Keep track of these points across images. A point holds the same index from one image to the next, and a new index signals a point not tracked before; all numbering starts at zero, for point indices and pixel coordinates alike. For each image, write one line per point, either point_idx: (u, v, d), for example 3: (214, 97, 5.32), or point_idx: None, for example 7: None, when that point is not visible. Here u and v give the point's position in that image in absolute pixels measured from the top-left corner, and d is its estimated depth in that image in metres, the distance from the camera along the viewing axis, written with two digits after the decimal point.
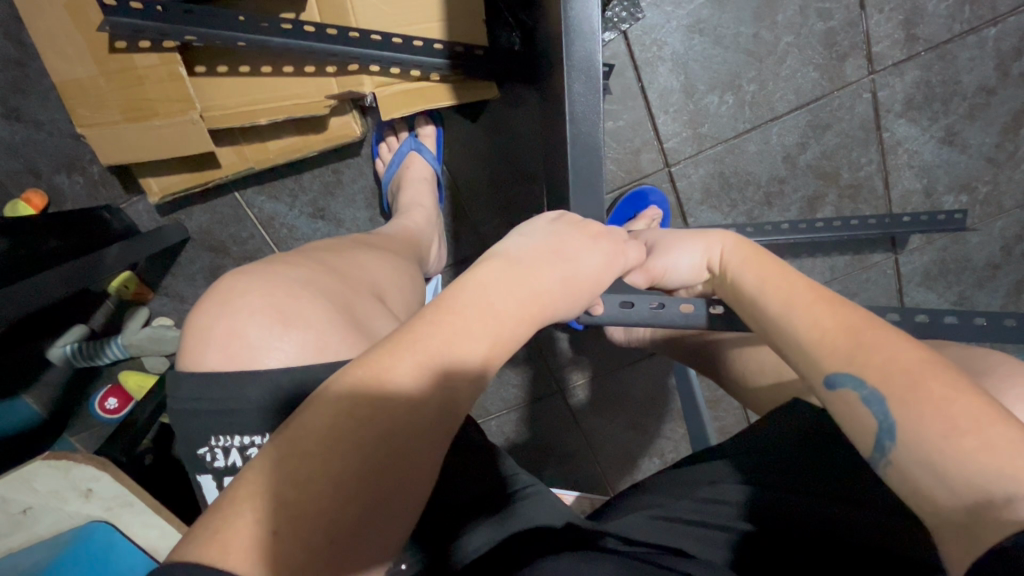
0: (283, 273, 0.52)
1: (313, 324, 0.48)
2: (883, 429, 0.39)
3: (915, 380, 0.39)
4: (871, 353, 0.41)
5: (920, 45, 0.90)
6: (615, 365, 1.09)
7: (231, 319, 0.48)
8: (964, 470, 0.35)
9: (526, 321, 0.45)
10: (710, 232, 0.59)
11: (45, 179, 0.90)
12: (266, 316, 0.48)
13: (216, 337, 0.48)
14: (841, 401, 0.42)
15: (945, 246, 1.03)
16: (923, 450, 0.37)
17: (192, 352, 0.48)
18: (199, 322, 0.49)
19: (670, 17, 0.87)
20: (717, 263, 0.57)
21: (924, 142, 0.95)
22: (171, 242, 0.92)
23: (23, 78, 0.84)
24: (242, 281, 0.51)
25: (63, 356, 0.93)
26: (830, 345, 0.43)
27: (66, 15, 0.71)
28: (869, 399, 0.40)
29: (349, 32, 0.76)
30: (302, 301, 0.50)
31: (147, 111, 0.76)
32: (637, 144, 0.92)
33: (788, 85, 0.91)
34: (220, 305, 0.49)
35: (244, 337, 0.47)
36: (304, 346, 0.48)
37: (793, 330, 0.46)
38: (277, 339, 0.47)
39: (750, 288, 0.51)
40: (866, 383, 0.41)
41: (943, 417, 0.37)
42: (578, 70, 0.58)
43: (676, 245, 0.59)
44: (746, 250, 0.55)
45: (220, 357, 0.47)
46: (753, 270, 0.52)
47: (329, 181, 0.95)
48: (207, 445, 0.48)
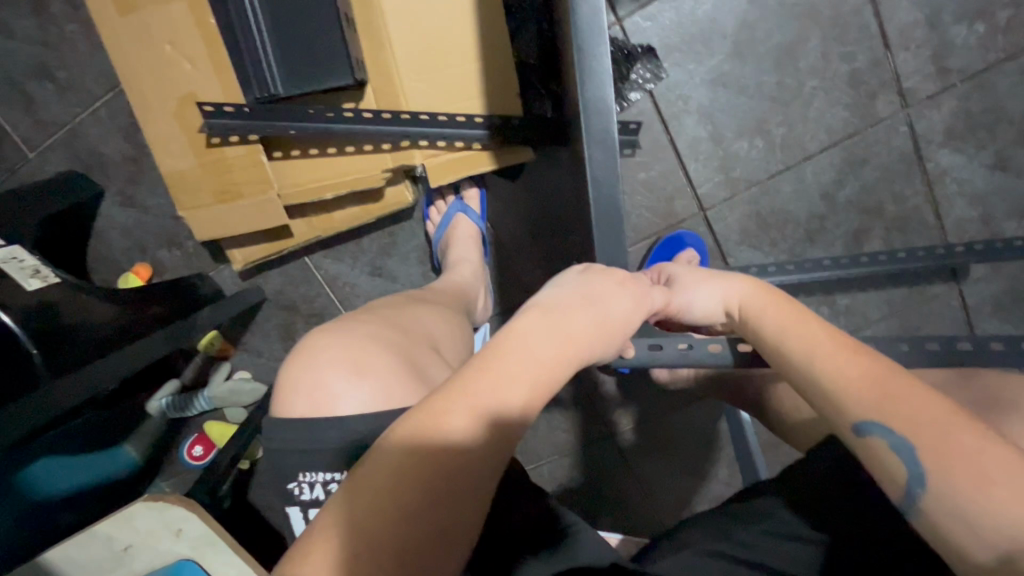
0: (360, 329, 0.58)
1: (382, 375, 0.54)
2: (913, 477, 0.41)
3: (945, 432, 0.40)
4: (899, 405, 0.42)
5: (952, 77, 0.90)
6: (664, 408, 1.09)
7: (316, 371, 0.54)
8: (996, 520, 0.37)
9: (559, 373, 0.48)
10: (730, 275, 0.58)
11: (151, 255, 1.05)
12: (343, 365, 0.54)
13: (302, 388, 0.54)
14: (870, 449, 0.43)
15: (1013, 274, 0.98)
16: (952, 500, 0.39)
17: (282, 399, 0.55)
18: (285, 376, 0.55)
19: (693, 74, 0.91)
20: (736, 309, 0.56)
21: (972, 170, 0.93)
22: (250, 303, 1.03)
23: (138, 172, 1.01)
24: (322, 337, 0.57)
25: (160, 409, 1.06)
26: (858, 394, 0.44)
27: (173, 121, 0.85)
28: (898, 448, 0.41)
29: (402, 115, 0.85)
30: (373, 355, 0.55)
31: (235, 194, 0.89)
32: (670, 192, 0.96)
33: (818, 126, 0.93)
34: (305, 359, 0.55)
35: (325, 387, 0.53)
36: (375, 394, 0.52)
37: (813, 377, 0.47)
38: (351, 388, 0.52)
39: (773, 332, 0.51)
40: (893, 432, 0.42)
41: (972, 469, 0.38)
42: (597, 140, 0.63)
43: (695, 286, 0.58)
44: (766, 296, 0.54)
45: (306, 403, 0.53)
46: (775, 317, 0.52)
47: (385, 242, 1.05)
48: (295, 479, 0.53)
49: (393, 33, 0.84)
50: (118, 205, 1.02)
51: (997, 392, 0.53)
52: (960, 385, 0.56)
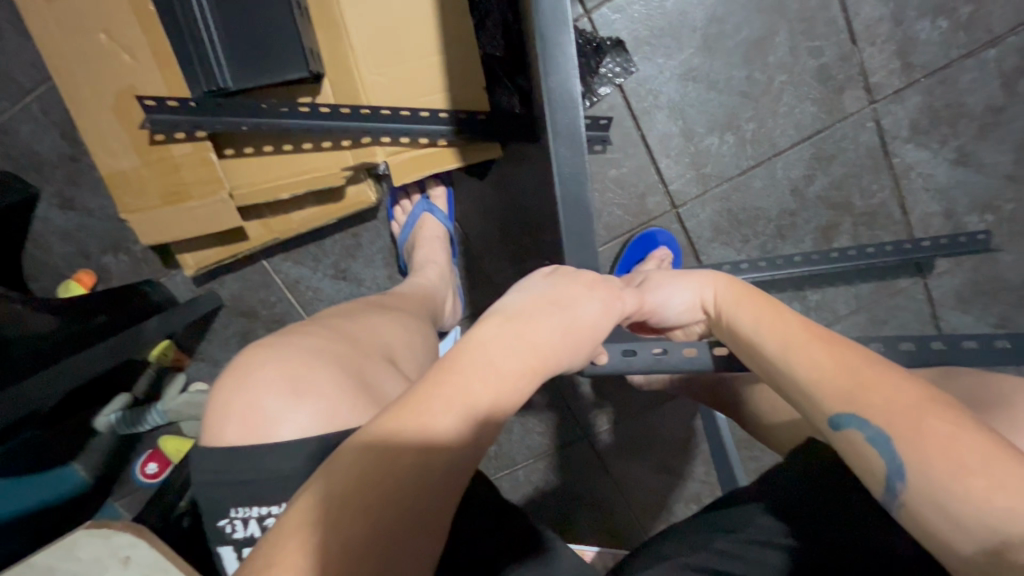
0: (299, 342, 0.54)
1: (322, 393, 0.50)
2: (892, 471, 0.39)
3: (917, 419, 0.38)
4: (871, 394, 0.41)
5: (917, 72, 0.90)
6: (640, 409, 1.07)
7: (251, 392, 0.50)
8: (975, 509, 0.35)
9: (527, 377, 0.45)
10: (702, 271, 0.57)
11: (95, 261, 0.98)
12: (281, 386, 0.50)
13: (235, 410, 0.50)
14: (848, 443, 0.41)
15: (977, 268, 1.00)
16: (934, 493, 0.36)
17: (214, 425, 0.50)
18: (222, 397, 0.51)
19: (662, 68, 0.89)
20: (711, 304, 0.54)
21: (937, 165, 0.94)
22: (204, 311, 0.98)
23: (76, 171, 0.93)
24: (263, 353, 0.53)
25: (108, 424, 0.98)
26: (832, 386, 0.42)
27: (112, 116, 0.79)
28: (875, 440, 0.40)
29: (361, 110, 0.81)
30: (314, 371, 0.51)
31: (183, 194, 0.83)
32: (642, 189, 0.94)
33: (787, 121, 0.92)
34: (238, 379, 0.51)
35: (260, 408, 0.49)
36: (316, 415, 0.49)
37: (792, 373, 0.45)
38: (289, 410, 0.49)
39: (748, 329, 0.50)
40: (869, 423, 0.40)
41: (951, 457, 0.36)
42: (564, 136, 0.60)
43: (667, 282, 0.57)
44: (738, 289, 0.53)
45: (240, 430, 0.49)
46: (747, 311, 0.50)
47: (349, 244, 1.00)
48: (227, 516, 0.49)
49: (351, 23, 0.79)
50: (55, 207, 0.95)
51: (972, 389, 0.52)
52: (935, 382, 0.55)
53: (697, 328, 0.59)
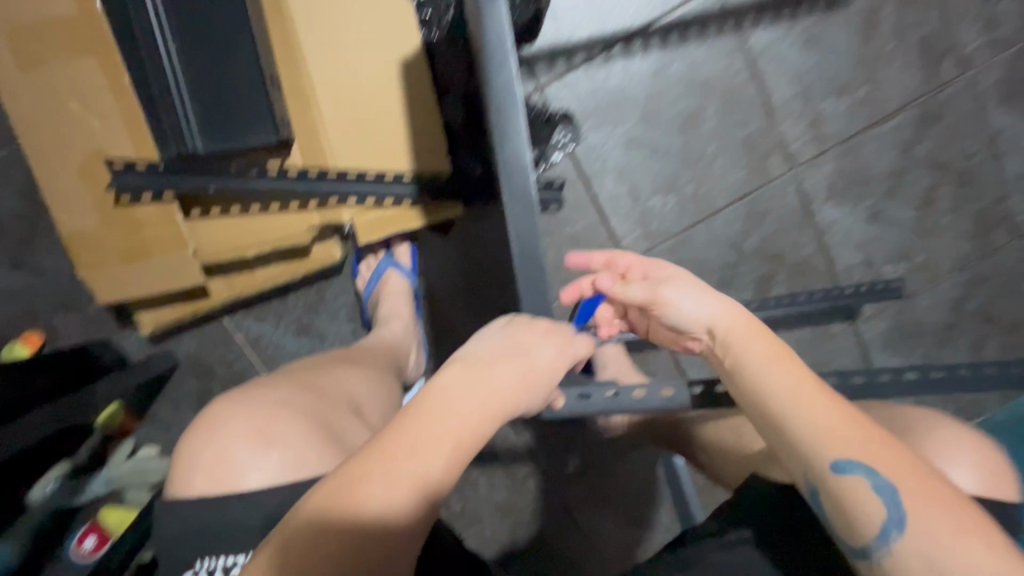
0: (268, 392, 0.55)
1: (289, 442, 0.51)
2: (891, 521, 0.43)
3: (920, 480, 0.44)
4: (880, 450, 0.45)
5: (828, 142, 1.02)
6: (604, 458, 1.09)
7: (219, 443, 0.50)
8: (964, 562, 0.41)
9: (486, 423, 0.48)
10: (722, 296, 0.55)
11: (44, 321, 0.95)
12: (250, 438, 0.51)
13: (203, 461, 0.50)
14: (850, 490, 0.45)
15: (899, 312, 1.10)
16: (929, 545, 0.42)
17: (180, 475, 0.50)
18: (190, 449, 0.51)
19: (609, 137, 0.99)
20: (715, 329, 0.53)
21: (854, 221, 1.05)
22: (160, 370, 0.96)
23: (31, 231, 0.92)
24: (229, 406, 0.53)
25: (43, 498, 0.89)
26: (841, 437, 0.45)
27: (76, 179, 0.81)
28: (882, 491, 0.44)
29: (327, 174, 0.85)
30: (281, 420, 0.52)
31: (145, 254, 0.84)
32: (595, 245, 1.01)
33: (722, 183, 1.02)
34: (207, 430, 0.52)
35: (228, 458, 0.50)
36: (282, 463, 0.49)
37: (795, 421, 0.47)
38: (257, 458, 0.50)
39: (753, 365, 0.50)
40: (879, 476, 0.44)
41: (948, 516, 0.42)
42: (518, 198, 0.66)
43: (683, 287, 0.55)
44: (752, 325, 0.52)
45: (207, 479, 0.49)
46: (758, 349, 0.51)
47: (313, 300, 1.01)
48: (192, 568, 0.47)
49: (319, 94, 0.84)
50: (7, 267, 0.93)
51: (888, 419, 0.58)
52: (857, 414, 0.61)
53: (689, 344, 0.57)
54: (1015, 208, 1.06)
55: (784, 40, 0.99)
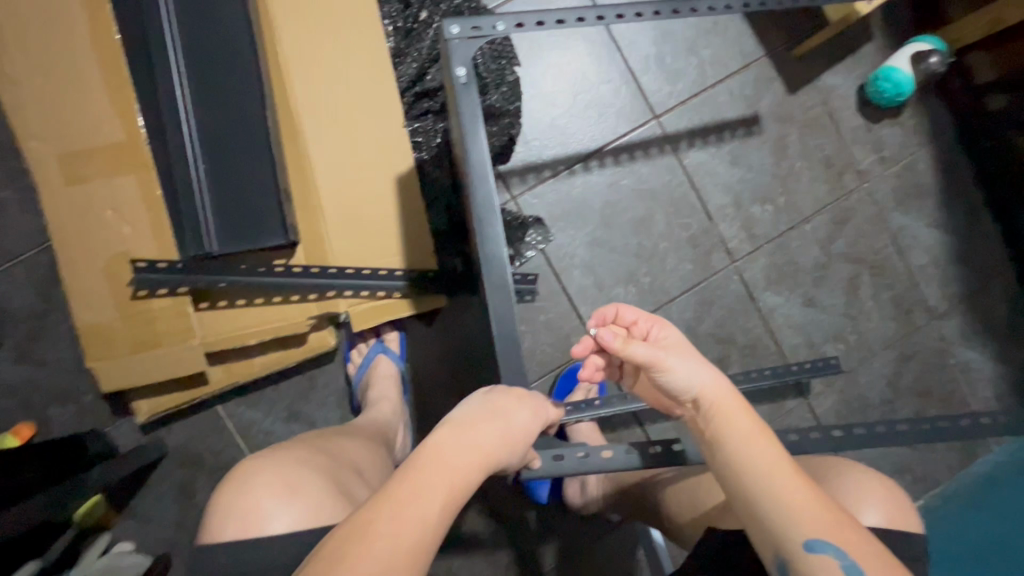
0: (289, 454, 0.60)
1: (313, 494, 0.55)
2: None
3: (876, 559, 0.52)
4: (846, 530, 0.53)
5: (760, 240, 1.20)
6: (584, 539, 1.11)
7: (250, 493, 0.54)
8: None
9: (474, 476, 0.53)
10: (714, 370, 0.62)
11: (39, 412, 0.99)
12: (278, 486, 0.55)
13: (236, 510, 0.53)
14: (820, 567, 0.52)
15: (844, 387, 1.21)
16: None
17: (216, 524, 0.53)
18: (222, 501, 0.54)
19: (574, 237, 1.14)
20: (705, 399, 0.61)
21: (791, 307, 1.20)
22: (149, 459, 0.99)
23: (42, 325, 0.99)
24: (255, 462, 0.58)
25: None
26: (815, 517, 0.53)
27: (100, 276, 0.90)
28: (846, 567, 0.51)
29: (328, 269, 0.97)
30: (305, 475, 0.57)
31: (154, 342, 0.91)
32: (567, 330, 1.12)
33: (674, 275, 1.17)
34: (239, 481, 0.55)
35: (257, 507, 0.53)
36: (305, 512, 0.53)
37: (775, 494, 0.55)
38: (282, 507, 0.53)
39: (738, 443, 0.58)
40: (845, 553, 0.52)
41: None
42: (496, 287, 0.77)
43: (685, 360, 0.61)
44: (736, 402, 0.60)
45: (239, 527, 0.52)
46: (741, 425, 0.59)
47: (304, 386, 1.07)
48: None
49: (325, 203, 0.98)
50: (12, 359, 0.98)
51: (823, 472, 0.66)
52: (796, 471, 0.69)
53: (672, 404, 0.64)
54: (925, 293, 1.23)
55: (713, 159, 1.20)
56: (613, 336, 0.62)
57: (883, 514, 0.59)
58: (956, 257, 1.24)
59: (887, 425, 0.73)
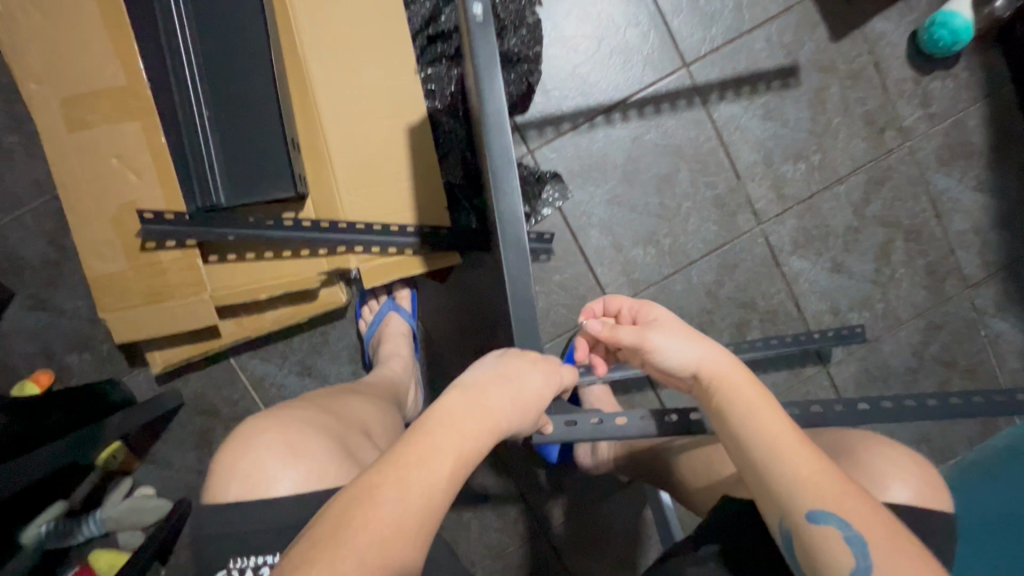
0: (293, 413, 0.59)
1: (317, 455, 0.54)
2: (860, 568, 0.47)
3: (886, 530, 0.49)
4: (853, 501, 0.50)
5: (790, 201, 1.14)
6: (593, 498, 1.12)
7: (252, 455, 0.53)
8: None
9: (483, 441, 0.52)
10: (710, 342, 0.61)
11: (58, 359, 1.00)
12: (280, 449, 0.54)
13: (239, 470, 0.53)
14: (822, 538, 0.49)
15: (866, 356, 1.18)
16: None
17: (217, 485, 0.53)
18: (225, 460, 0.54)
19: (593, 194, 1.09)
20: (705, 373, 0.59)
21: (817, 272, 1.15)
22: (166, 409, 0.99)
23: (56, 274, 0.99)
24: (258, 422, 0.57)
25: (37, 536, 0.95)
26: (818, 486, 0.50)
27: (109, 226, 0.88)
28: (851, 538, 0.48)
29: (338, 223, 0.94)
30: (310, 435, 0.56)
31: (165, 295, 0.90)
32: (583, 291, 1.09)
33: (696, 237, 1.12)
34: (244, 441, 0.55)
35: (260, 468, 0.53)
36: (309, 474, 0.53)
37: (780, 466, 0.52)
38: (286, 468, 0.53)
39: (738, 412, 0.56)
40: (849, 525, 0.49)
41: (908, 566, 0.47)
42: (511, 245, 0.74)
43: (677, 337, 0.60)
44: (737, 371, 0.58)
45: (242, 488, 0.52)
46: (740, 395, 0.57)
47: (317, 341, 1.07)
48: (226, 568, 0.49)
49: (334, 155, 0.94)
50: (28, 307, 0.98)
51: (845, 445, 0.64)
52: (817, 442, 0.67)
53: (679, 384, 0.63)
54: (961, 260, 1.17)
55: (745, 112, 1.12)
56: (601, 325, 0.63)
57: (914, 492, 0.57)
58: (999, 224, 1.17)
59: (921, 398, 0.69)
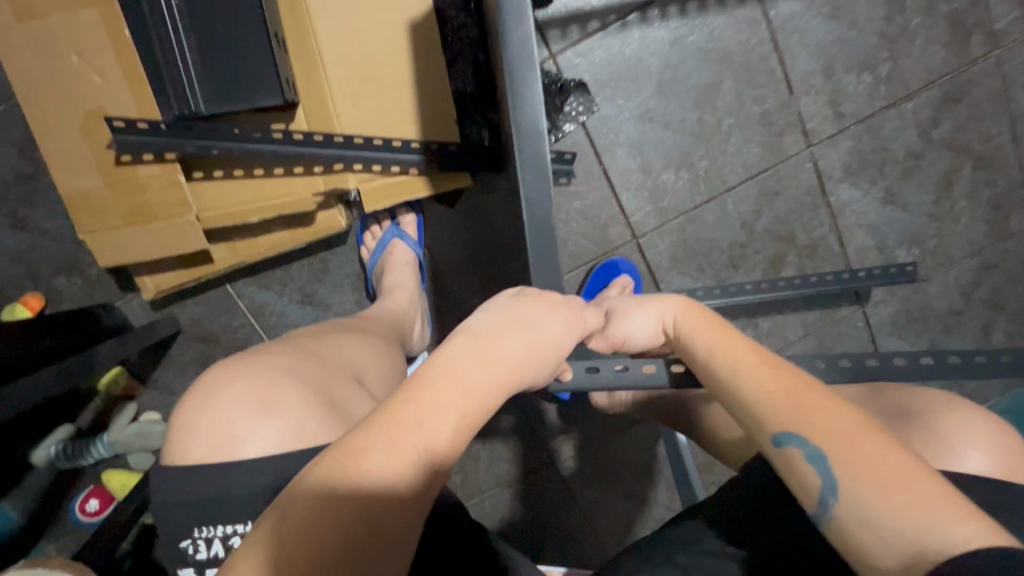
0: (267, 361, 0.52)
1: (292, 408, 0.48)
2: (826, 487, 0.41)
3: (851, 440, 0.42)
4: (810, 415, 0.44)
5: (847, 119, 1.00)
6: (604, 434, 1.09)
7: (213, 410, 0.48)
8: (897, 524, 0.38)
9: (494, 394, 0.46)
10: (662, 296, 0.59)
11: (46, 282, 0.94)
12: (249, 403, 0.48)
13: (200, 428, 0.48)
14: (787, 460, 0.44)
15: (908, 296, 1.08)
16: (861, 508, 0.39)
17: (178, 444, 0.48)
18: (187, 416, 0.49)
19: (622, 108, 0.96)
20: (672, 328, 0.57)
21: (867, 203, 1.03)
22: (163, 335, 0.95)
23: (32, 190, 0.91)
24: (226, 372, 0.51)
25: (46, 459, 0.94)
26: (775, 404, 0.46)
27: (78, 136, 0.79)
28: (812, 457, 0.42)
29: (334, 137, 0.83)
30: (284, 388, 0.50)
31: (148, 216, 0.82)
32: (605, 220, 0.99)
33: (735, 160, 0.99)
34: (205, 397, 0.49)
35: (225, 425, 0.47)
36: (284, 429, 0.47)
37: (739, 394, 0.48)
38: (257, 426, 0.47)
39: (702, 349, 0.53)
40: (807, 442, 0.43)
41: (877, 477, 0.40)
42: (530, 164, 0.64)
43: (630, 310, 0.59)
44: (696, 313, 0.56)
45: (205, 448, 0.47)
46: (702, 334, 0.53)
47: (317, 269, 1.00)
48: (189, 537, 0.46)
49: (326, 55, 0.82)
50: (7, 227, 0.91)
51: (904, 401, 0.57)
52: (871, 397, 0.60)
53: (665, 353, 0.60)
54: None
55: (807, 11, 0.96)
56: None
57: (994, 461, 0.51)
58: None
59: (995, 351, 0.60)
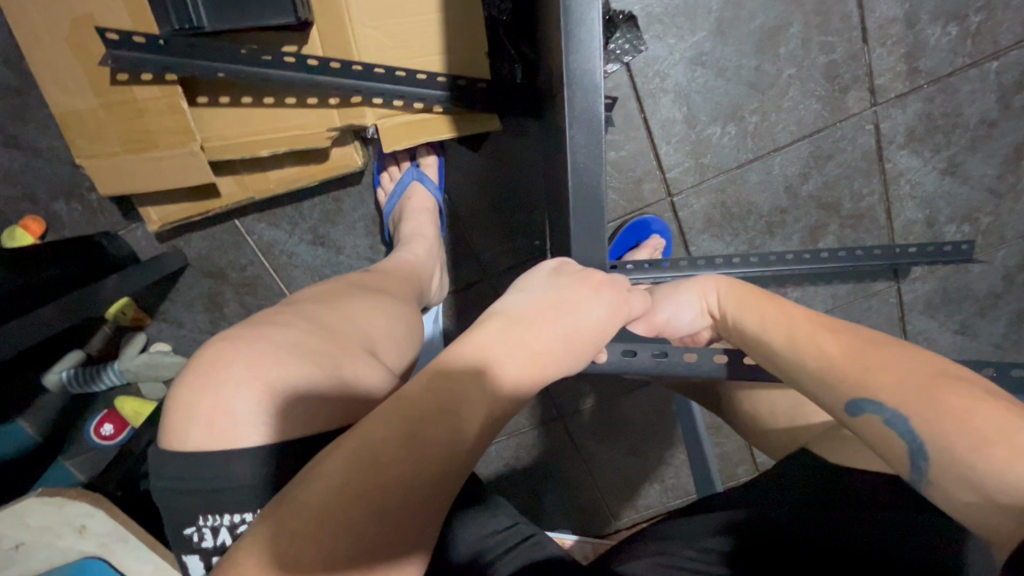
0: (271, 337, 0.49)
1: (301, 395, 0.46)
2: (912, 450, 0.37)
3: (931, 397, 0.38)
4: (880, 376, 0.40)
5: (921, 78, 0.89)
6: (615, 392, 1.08)
7: (214, 393, 0.45)
8: (1002, 479, 0.33)
9: (529, 374, 0.43)
10: (703, 277, 0.57)
11: (44, 206, 0.89)
12: (254, 388, 0.45)
13: (201, 413, 0.45)
14: (868, 428, 0.40)
15: (948, 275, 1.02)
16: (957, 465, 0.35)
17: (177, 428, 0.45)
18: (184, 398, 0.46)
19: (673, 49, 0.86)
20: (717, 309, 0.54)
21: (926, 173, 0.94)
22: (170, 270, 0.91)
23: (23, 105, 0.83)
24: (229, 350, 0.48)
25: (59, 383, 0.93)
26: (839, 371, 0.42)
27: (68, 49, 0.71)
28: (893, 421, 0.38)
29: (352, 66, 0.75)
30: (291, 369, 0.46)
31: (146, 143, 0.75)
32: (639, 174, 0.92)
33: (790, 117, 0.90)
34: (205, 378, 0.46)
35: (228, 409, 0.44)
36: (294, 419, 0.45)
37: (800, 363, 0.45)
38: (264, 413, 0.45)
39: (753, 328, 0.49)
40: (885, 406, 0.39)
41: (967, 430, 0.35)
42: (580, 121, 0.57)
43: (671, 295, 0.57)
44: (740, 290, 0.53)
45: (206, 435, 0.44)
46: (752, 311, 0.50)
47: (330, 209, 0.95)
48: (194, 524, 0.44)
49: None
50: None
51: None
52: None
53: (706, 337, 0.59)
54: None
55: None
56: None
57: None
58: None
59: None
